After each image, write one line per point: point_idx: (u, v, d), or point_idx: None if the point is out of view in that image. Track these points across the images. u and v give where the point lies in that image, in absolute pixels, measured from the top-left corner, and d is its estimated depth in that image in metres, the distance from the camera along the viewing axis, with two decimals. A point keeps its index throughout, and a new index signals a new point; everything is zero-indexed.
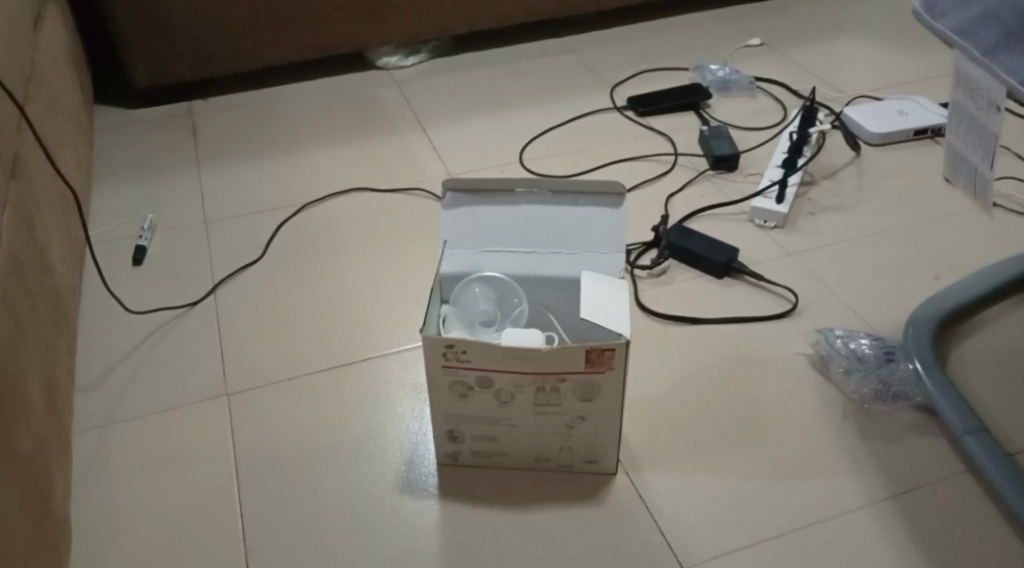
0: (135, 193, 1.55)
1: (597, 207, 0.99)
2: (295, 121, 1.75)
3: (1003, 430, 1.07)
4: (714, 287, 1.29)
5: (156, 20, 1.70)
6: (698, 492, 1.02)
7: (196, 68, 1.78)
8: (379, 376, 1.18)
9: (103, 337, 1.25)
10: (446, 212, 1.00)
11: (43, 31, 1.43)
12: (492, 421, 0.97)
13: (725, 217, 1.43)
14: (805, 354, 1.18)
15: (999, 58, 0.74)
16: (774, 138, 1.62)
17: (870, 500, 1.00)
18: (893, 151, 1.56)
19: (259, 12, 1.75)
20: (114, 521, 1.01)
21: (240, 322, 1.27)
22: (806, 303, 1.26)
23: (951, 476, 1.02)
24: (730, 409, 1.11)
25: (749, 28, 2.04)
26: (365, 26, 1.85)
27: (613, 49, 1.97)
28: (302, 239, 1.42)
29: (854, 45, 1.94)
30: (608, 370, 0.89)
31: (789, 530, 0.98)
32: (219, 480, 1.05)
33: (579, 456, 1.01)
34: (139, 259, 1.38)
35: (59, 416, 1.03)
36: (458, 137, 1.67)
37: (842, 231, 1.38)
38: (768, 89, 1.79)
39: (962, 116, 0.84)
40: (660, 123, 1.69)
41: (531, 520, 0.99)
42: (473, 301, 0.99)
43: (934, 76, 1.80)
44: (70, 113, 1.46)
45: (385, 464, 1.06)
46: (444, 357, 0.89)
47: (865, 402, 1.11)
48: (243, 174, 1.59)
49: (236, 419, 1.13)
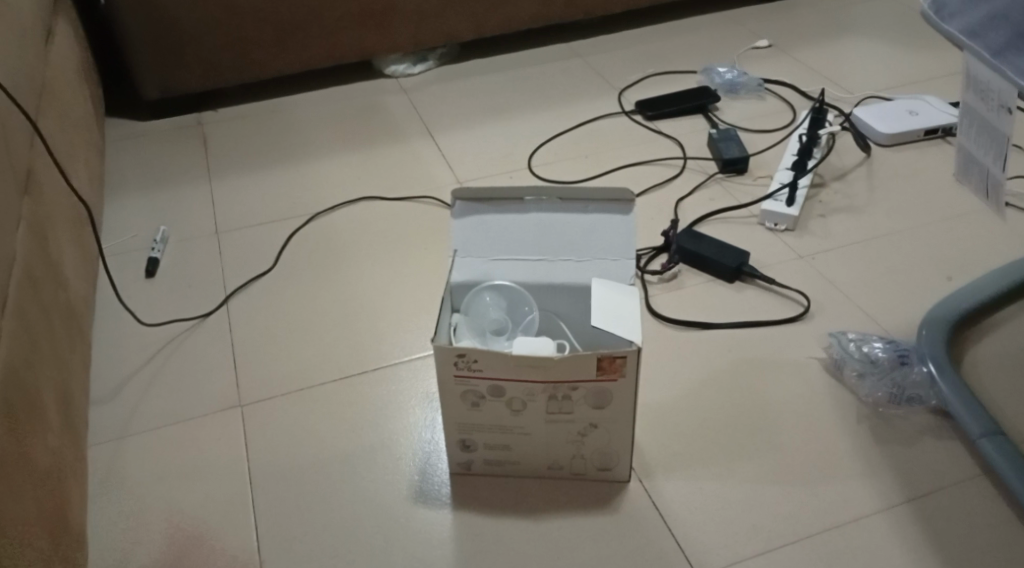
0: (147, 205, 1.56)
1: (607, 213, 0.99)
2: (304, 130, 1.76)
3: (1019, 432, 1.06)
4: (725, 291, 1.29)
5: (165, 33, 1.71)
6: (711, 497, 1.01)
7: (205, 79, 1.79)
8: (390, 384, 1.18)
9: (116, 350, 1.26)
10: (455, 221, 1.00)
11: (54, 46, 1.44)
12: (504, 429, 0.97)
13: (735, 220, 1.43)
14: (818, 358, 1.17)
15: (1009, 58, 0.73)
16: (783, 140, 1.62)
17: (886, 504, 1.00)
18: (903, 151, 1.55)
19: (267, 22, 1.76)
20: (130, 533, 1.02)
21: (253, 332, 1.27)
22: (818, 306, 1.25)
23: (967, 479, 1.02)
24: (742, 415, 1.10)
25: (756, 29, 2.04)
26: (372, 35, 1.85)
27: (619, 52, 1.97)
28: (313, 248, 1.43)
29: (862, 45, 1.93)
30: (619, 378, 0.89)
31: (804, 536, 0.97)
32: (233, 491, 1.06)
33: (592, 463, 1.01)
34: (151, 271, 1.39)
35: (74, 429, 1.03)
36: (467, 144, 1.67)
37: (853, 233, 1.38)
38: (776, 90, 1.78)
39: (973, 118, 0.84)
40: (668, 127, 1.69)
41: (544, 527, 0.99)
42: (484, 310, 1.00)
43: (943, 74, 1.79)
44: (82, 127, 1.47)
45: (397, 474, 1.06)
46: (456, 366, 0.90)
47: (880, 406, 1.10)
48: (252, 184, 1.60)
49: (249, 429, 1.13)
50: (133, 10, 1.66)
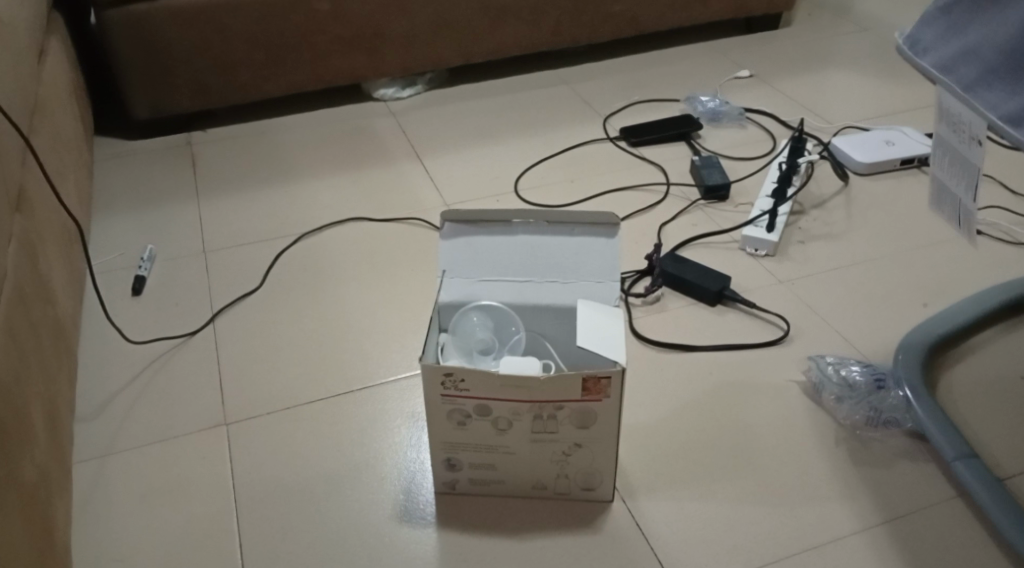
0: (134, 223, 1.56)
1: (593, 237, 1.01)
2: (292, 151, 1.77)
3: (993, 455, 1.09)
4: (707, 314, 1.31)
5: (156, 54, 1.73)
6: (694, 517, 1.03)
7: (195, 100, 1.81)
8: (376, 404, 1.19)
9: (102, 367, 1.26)
10: (444, 242, 1.02)
11: (46, 65, 1.45)
12: (489, 448, 0.98)
13: (717, 246, 1.45)
14: (797, 381, 1.19)
15: (980, 92, 0.77)
16: (763, 168, 1.65)
17: (863, 526, 1.01)
18: (880, 181, 1.59)
19: (257, 46, 1.78)
20: (114, 550, 1.02)
21: (239, 350, 1.28)
22: (797, 330, 1.28)
23: (942, 501, 1.04)
24: (723, 436, 1.12)
25: (738, 60, 2.08)
26: (362, 59, 1.88)
27: (604, 79, 2.01)
28: (300, 268, 1.44)
29: (841, 76, 1.98)
30: (604, 399, 0.91)
31: (784, 556, 0.99)
32: (219, 508, 1.06)
33: (576, 483, 1.02)
34: (136, 289, 1.39)
35: (60, 446, 1.03)
36: (454, 167, 1.69)
37: (832, 260, 1.41)
38: (757, 119, 1.82)
39: (945, 148, 0.87)
40: (652, 153, 1.72)
41: (528, 546, 1.00)
42: (471, 330, 1.02)
43: (919, 106, 1.84)
44: (72, 145, 1.48)
45: (382, 493, 1.07)
46: (443, 386, 0.91)
47: (857, 428, 1.12)
48: (241, 204, 1.61)
49: (235, 447, 1.14)
50: (125, 31, 1.68)
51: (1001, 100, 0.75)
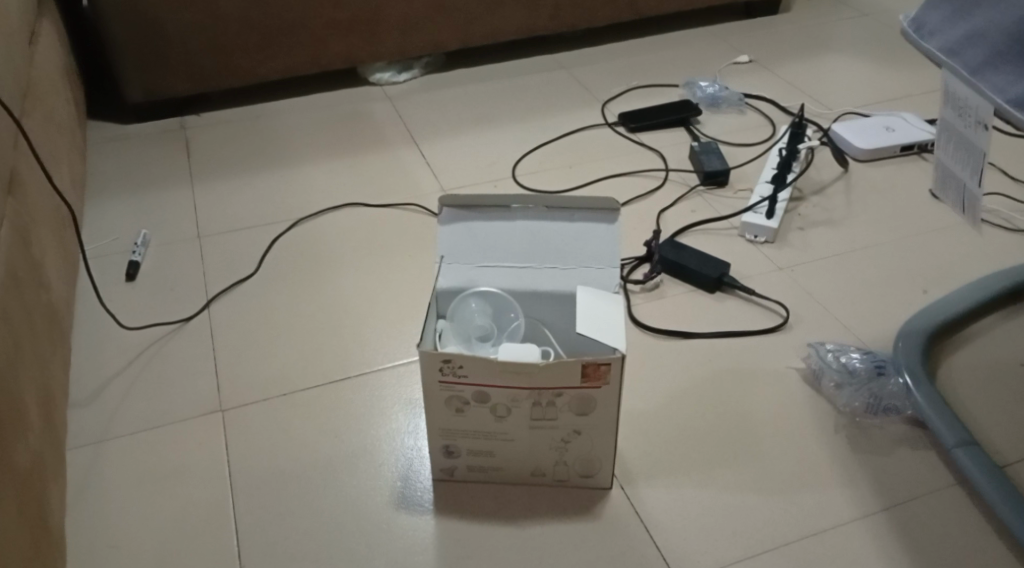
0: (128, 208, 1.55)
1: (593, 222, 1.00)
2: (287, 135, 1.75)
3: (993, 443, 1.08)
4: (706, 301, 1.30)
5: (149, 37, 1.71)
6: (693, 505, 1.02)
7: (189, 84, 1.79)
8: (372, 391, 1.18)
9: (96, 353, 1.24)
10: (442, 227, 1.01)
11: (39, 47, 1.43)
12: (487, 435, 0.97)
13: (716, 232, 1.44)
14: (797, 368, 1.19)
15: (986, 76, 0.76)
16: (763, 154, 1.64)
17: (863, 513, 1.01)
18: (880, 167, 1.58)
19: (252, 29, 1.76)
20: (109, 537, 1.01)
21: (236, 336, 1.27)
22: (797, 317, 1.27)
23: (942, 488, 1.04)
24: (723, 424, 1.11)
25: (737, 45, 2.07)
26: (358, 42, 1.86)
27: (603, 64, 1.99)
28: (296, 254, 1.42)
29: (841, 62, 1.97)
30: (603, 386, 0.90)
31: (783, 543, 0.98)
32: (215, 495, 1.05)
33: (575, 470, 1.01)
34: (132, 274, 1.38)
35: (55, 431, 1.02)
36: (453, 152, 1.68)
37: (831, 246, 1.40)
38: (756, 105, 1.81)
39: (951, 134, 0.86)
40: (652, 139, 1.71)
41: (527, 533, 1.00)
42: (469, 316, 1.00)
43: (919, 93, 1.83)
44: (65, 128, 1.46)
45: (380, 480, 1.06)
46: (441, 372, 0.90)
47: (857, 415, 1.12)
48: (237, 189, 1.59)
49: (231, 433, 1.13)
50: (118, 12, 1.66)
51: (1007, 83, 0.74)
